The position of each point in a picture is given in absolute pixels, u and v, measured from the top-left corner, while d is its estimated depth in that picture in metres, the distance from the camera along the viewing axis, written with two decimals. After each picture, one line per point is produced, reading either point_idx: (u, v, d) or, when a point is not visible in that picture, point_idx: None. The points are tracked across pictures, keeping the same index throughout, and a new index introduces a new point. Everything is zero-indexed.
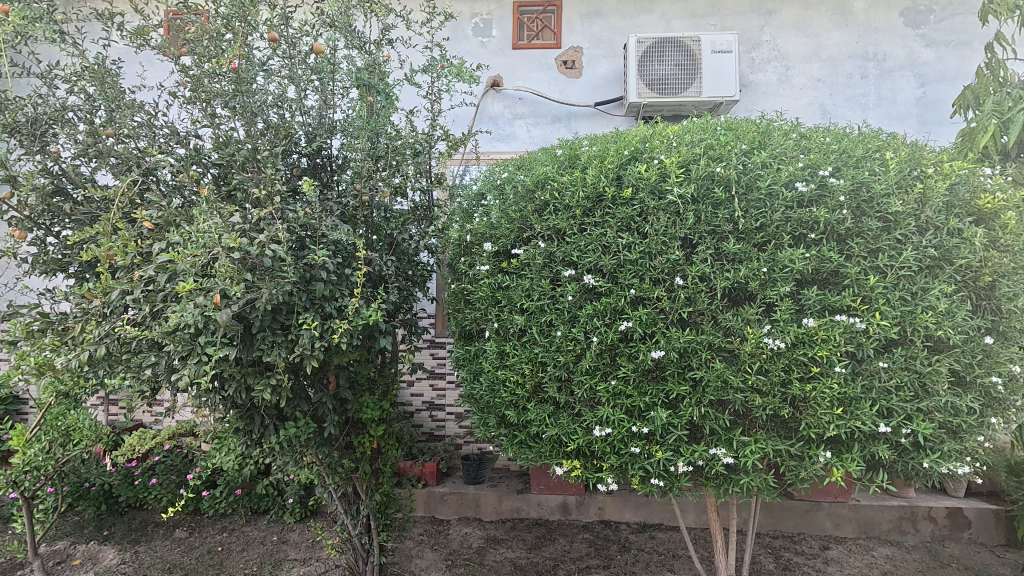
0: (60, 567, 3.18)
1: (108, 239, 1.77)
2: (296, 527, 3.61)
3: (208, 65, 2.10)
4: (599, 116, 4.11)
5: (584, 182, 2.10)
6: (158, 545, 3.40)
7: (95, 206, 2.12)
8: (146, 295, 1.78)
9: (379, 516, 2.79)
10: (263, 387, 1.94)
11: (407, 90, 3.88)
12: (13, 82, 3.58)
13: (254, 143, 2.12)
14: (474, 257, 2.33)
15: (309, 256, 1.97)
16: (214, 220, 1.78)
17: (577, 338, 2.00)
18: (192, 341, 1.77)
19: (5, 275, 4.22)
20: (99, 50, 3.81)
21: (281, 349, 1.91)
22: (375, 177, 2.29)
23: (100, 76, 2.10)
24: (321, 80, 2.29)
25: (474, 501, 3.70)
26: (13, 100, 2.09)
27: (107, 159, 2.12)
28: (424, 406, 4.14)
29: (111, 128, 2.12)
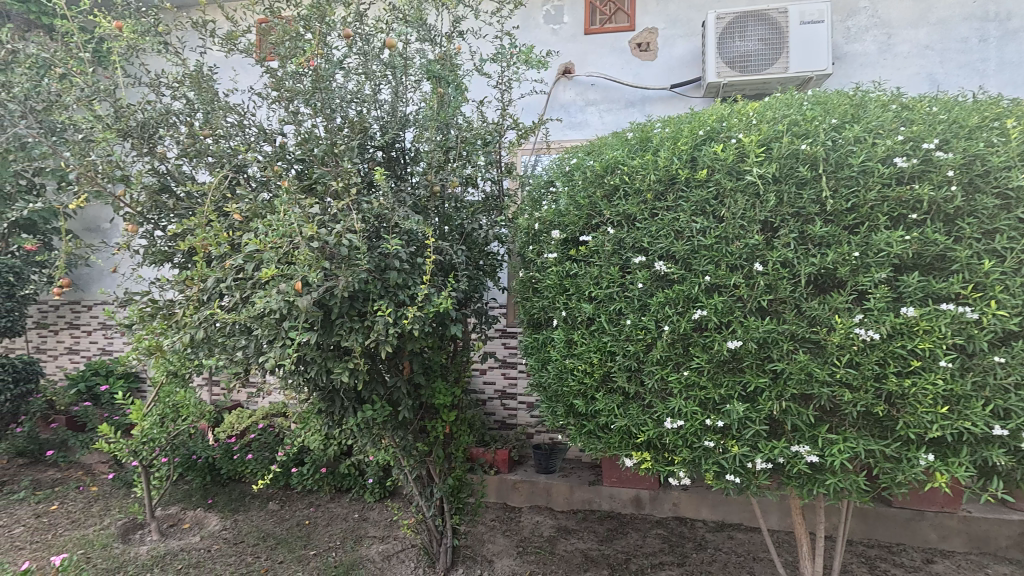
0: (172, 529, 3.53)
1: (203, 230, 1.93)
2: (375, 506, 3.79)
3: (291, 65, 2.23)
4: (674, 99, 3.94)
5: (656, 165, 2.03)
6: (254, 515, 3.69)
7: (195, 202, 2.30)
8: (237, 283, 1.92)
9: (451, 500, 2.87)
10: (342, 370, 2.05)
11: (478, 80, 3.91)
12: (126, 91, 3.98)
13: (332, 138, 2.22)
14: (542, 245, 2.31)
15: (383, 246, 2.04)
16: (295, 211, 1.88)
17: (647, 327, 1.94)
18: (277, 325, 1.90)
19: (124, 267, 4.70)
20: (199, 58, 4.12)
21: (358, 335, 2.00)
22: (446, 168, 2.32)
23: (198, 81, 2.28)
24: (393, 74, 2.36)
25: (546, 490, 3.71)
26: (126, 106, 2.32)
27: (205, 158, 2.30)
28: (496, 394, 4.19)
29: (208, 129, 2.30)
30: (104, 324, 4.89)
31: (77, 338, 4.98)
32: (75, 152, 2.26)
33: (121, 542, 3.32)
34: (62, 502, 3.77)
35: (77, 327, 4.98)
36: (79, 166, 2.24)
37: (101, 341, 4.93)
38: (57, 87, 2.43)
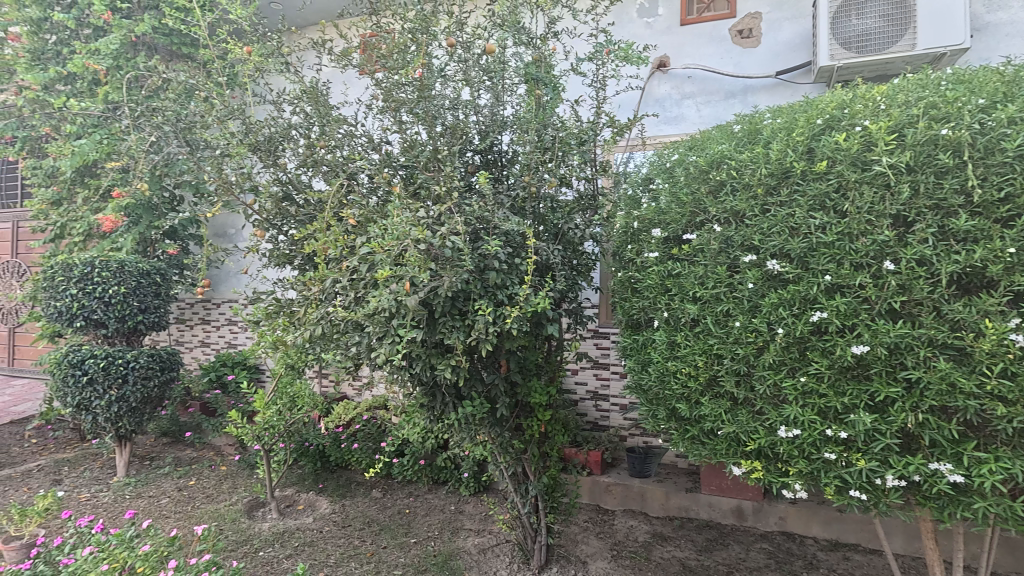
0: (289, 509, 3.85)
1: (323, 234, 2.09)
2: (470, 500, 3.91)
3: (398, 77, 2.36)
4: (780, 87, 3.70)
5: (767, 159, 1.93)
6: (360, 501, 3.94)
7: (313, 208, 2.49)
8: (351, 283, 2.05)
9: (546, 498, 2.90)
10: (445, 367, 2.13)
11: (572, 80, 3.88)
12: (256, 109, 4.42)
13: (435, 144, 2.31)
14: (641, 244, 2.26)
15: (484, 246, 2.10)
16: (404, 215, 1.98)
17: (758, 330, 1.84)
18: (386, 323, 2.01)
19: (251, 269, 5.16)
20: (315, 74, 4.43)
21: (460, 333, 2.07)
22: (543, 168, 2.34)
23: (315, 97, 2.47)
24: (492, 79, 2.42)
25: (640, 495, 3.63)
26: (255, 124, 2.57)
27: (320, 168, 2.48)
28: (588, 395, 4.16)
29: (323, 141, 2.48)
30: (231, 320, 5.43)
31: (208, 332, 5.58)
32: (214, 166, 2.53)
33: (247, 518, 3.67)
34: (198, 478, 4.23)
35: (209, 322, 5.58)
36: (217, 179, 2.50)
37: (228, 335, 5.49)
38: (199, 108, 2.74)
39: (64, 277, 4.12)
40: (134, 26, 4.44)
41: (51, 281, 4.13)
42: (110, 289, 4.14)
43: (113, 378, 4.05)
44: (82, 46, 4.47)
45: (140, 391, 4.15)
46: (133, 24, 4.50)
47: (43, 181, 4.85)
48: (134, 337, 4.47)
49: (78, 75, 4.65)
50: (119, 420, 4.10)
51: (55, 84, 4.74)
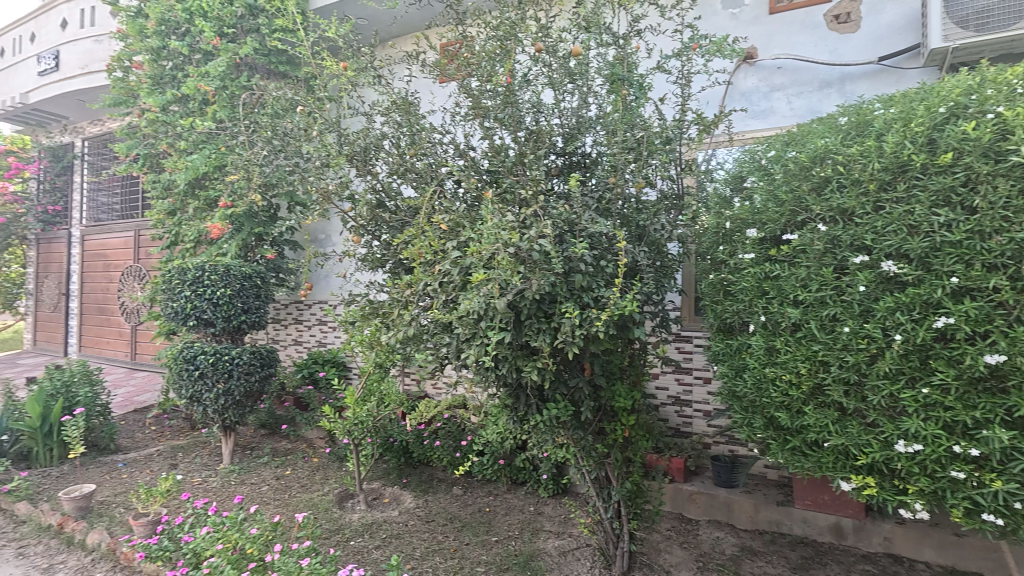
0: (376, 502, 4.03)
1: (418, 239, 2.18)
2: (550, 502, 3.92)
3: (486, 85, 2.43)
4: (883, 73, 3.43)
5: (881, 152, 1.85)
6: (442, 497, 4.05)
7: (404, 215, 2.60)
8: (442, 286, 2.11)
9: (629, 504, 2.85)
10: (531, 369, 2.15)
11: (657, 78, 3.74)
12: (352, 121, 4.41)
13: (520, 148, 2.35)
14: (735, 245, 2.20)
15: (570, 248, 2.09)
16: (493, 219, 2.02)
17: (871, 336, 1.75)
18: (475, 325, 2.05)
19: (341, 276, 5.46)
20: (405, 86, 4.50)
21: (547, 335, 2.08)
22: (627, 169, 2.29)
23: (406, 108, 2.61)
24: (575, 81, 2.45)
25: (727, 506, 3.49)
26: (352, 135, 2.73)
27: (410, 175, 2.58)
28: (669, 400, 4.04)
29: (414, 149, 2.59)
30: (322, 320, 5.79)
31: (301, 331, 5.95)
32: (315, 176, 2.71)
33: (338, 507, 3.87)
34: (294, 468, 4.52)
35: (302, 322, 5.95)
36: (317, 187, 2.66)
37: (319, 334, 5.83)
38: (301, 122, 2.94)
39: (179, 280, 4.54)
40: (238, 49, 4.83)
41: (169, 284, 4.56)
42: (218, 291, 4.52)
43: (220, 373, 4.41)
44: (195, 71, 4.92)
45: (244, 385, 4.49)
46: (238, 47, 4.89)
47: (162, 193, 5.37)
48: (238, 335, 4.84)
49: (191, 97, 5.12)
50: (226, 412, 4.46)
51: (171, 106, 5.23)
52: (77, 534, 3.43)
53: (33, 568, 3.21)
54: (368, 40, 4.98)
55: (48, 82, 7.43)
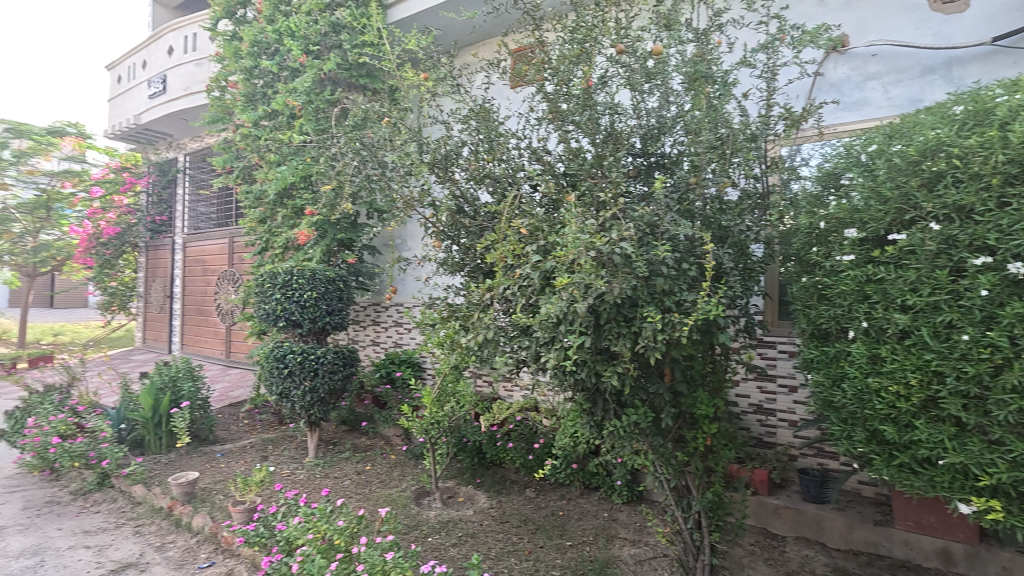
0: (451, 500, 4.11)
1: (499, 244, 2.22)
2: (624, 508, 3.85)
3: (564, 89, 2.45)
4: (997, 55, 3.12)
5: (1005, 143, 1.78)
6: (515, 498, 4.08)
7: (483, 220, 2.66)
8: (521, 290, 2.13)
9: (711, 516, 2.75)
10: (611, 374, 2.12)
11: (740, 74, 3.55)
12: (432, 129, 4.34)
13: (599, 150, 2.35)
14: (832, 246, 2.17)
15: (651, 251, 2.05)
16: (573, 222, 2.01)
17: (995, 345, 1.70)
18: (554, 329, 2.05)
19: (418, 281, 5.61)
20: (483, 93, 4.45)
21: (627, 340, 2.04)
22: (710, 169, 2.22)
23: (484, 116, 2.69)
24: (656, 81, 2.43)
25: (817, 522, 3.28)
26: (434, 143, 2.83)
27: (487, 181, 2.63)
28: (751, 408, 3.86)
29: (492, 155, 2.64)
30: (399, 322, 6.01)
31: (378, 332, 6.20)
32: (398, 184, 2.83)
33: (416, 504, 3.99)
34: (373, 464, 4.70)
35: (379, 323, 6.20)
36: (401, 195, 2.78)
37: (395, 336, 6.06)
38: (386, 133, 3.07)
39: (270, 284, 4.85)
40: (323, 65, 5.11)
41: (261, 287, 4.88)
42: (305, 293, 4.79)
43: (307, 371, 4.67)
44: (284, 87, 5.25)
45: (328, 383, 4.73)
46: (322, 63, 5.17)
47: (254, 203, 5.77)
48: (323, 336, 5.11)
49: (280, 112, 5.46)
50: (311, 408, 4.71)
51: (262, 121, 5.61)
52: (184, 517, 3.74)
53: (148, 546, 3.54)
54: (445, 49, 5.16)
55: (156, 104, 8.19)
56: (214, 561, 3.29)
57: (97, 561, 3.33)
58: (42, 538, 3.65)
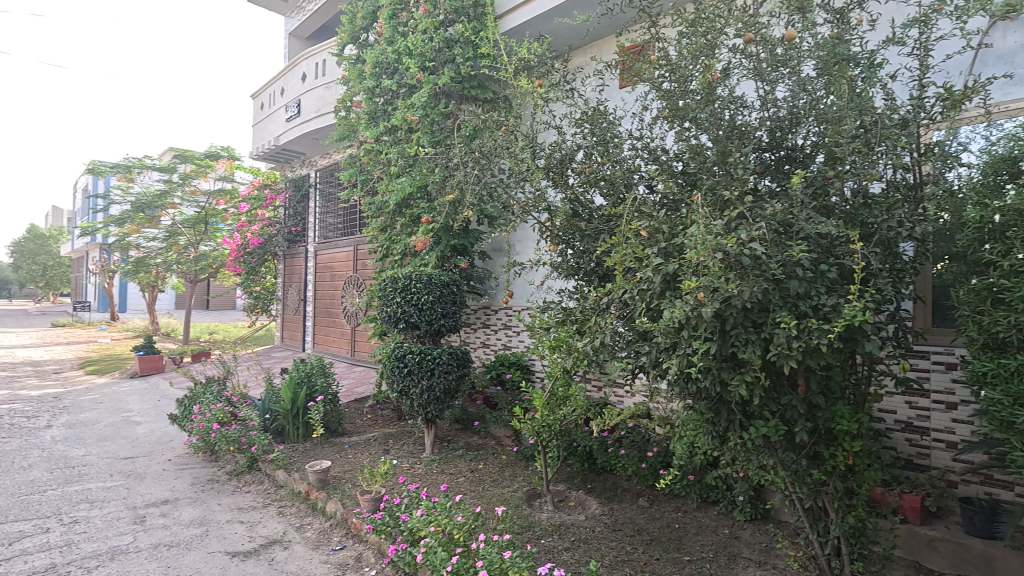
0: (562, 504, 4.11)
1: (620, 247, 2.19)
2: (747, 526, 3.61)
3: (685, 83, 2.36)
4: None
5: None
6: (628, 507, 3.98)
7: (599, 223, 2.65)
8: (641, 294, 2.08)
9: (852, 543, 2.49)
10: (739, 383, 1.99)
11: (885, 53, 3.21)
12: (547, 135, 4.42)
13: (723, 146, 2.23)
14: (1011, 245, 1.89)
15: (786, 252, 1.90)
16: (698, 223, 1.92)
17: None
18: (676, 334, 1.97)
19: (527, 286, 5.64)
20: (598, 96, 4.41)
21: (756, 347, 1.90)
22: (853, 160, 2.02)
23: (596, 118, 2.68)
24: (788, 69, 2.28)
25: (985, 561, 2.85)
26: (549, 147, 2.87)
27: (603, 184, 2.63)
28: (898, 425, 3.45)
29: (608, 157, 2.64)
30: (508, 325, 6.14)
31: (489, 335, 6.38)
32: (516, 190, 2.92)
33: (528, 505, 4.03)
34: (485, 463, 4.83)
35: (489, 326, 6.38)
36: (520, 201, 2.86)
37: (504, 339, 6.19)
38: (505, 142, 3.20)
39: (392, 288, 5.18)
40: (438, 80, 5.37)
41: (384, 291, 5.23)
42: (422, 297, 5.05)
43: (424, 371, 4.91)
44: (402, 103, 5.59)
45: (443, 382, 4.94)
46: (437, 78, 5.43)
47: (376, 213, 6.20)
48: (438, 337, 5.34)
49: (399, 127, 5.81)
50: (428, 406, 4.95)
51: (383, 136, 6.01)
52: (319, 502, 4.09)
53: (290, 525, 3.92)
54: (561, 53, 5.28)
55: (292, 126, 9.09)
56: (345, 545, 3.56)
57: (249, 535, 3.75)
58: (206, 511, 4.18)
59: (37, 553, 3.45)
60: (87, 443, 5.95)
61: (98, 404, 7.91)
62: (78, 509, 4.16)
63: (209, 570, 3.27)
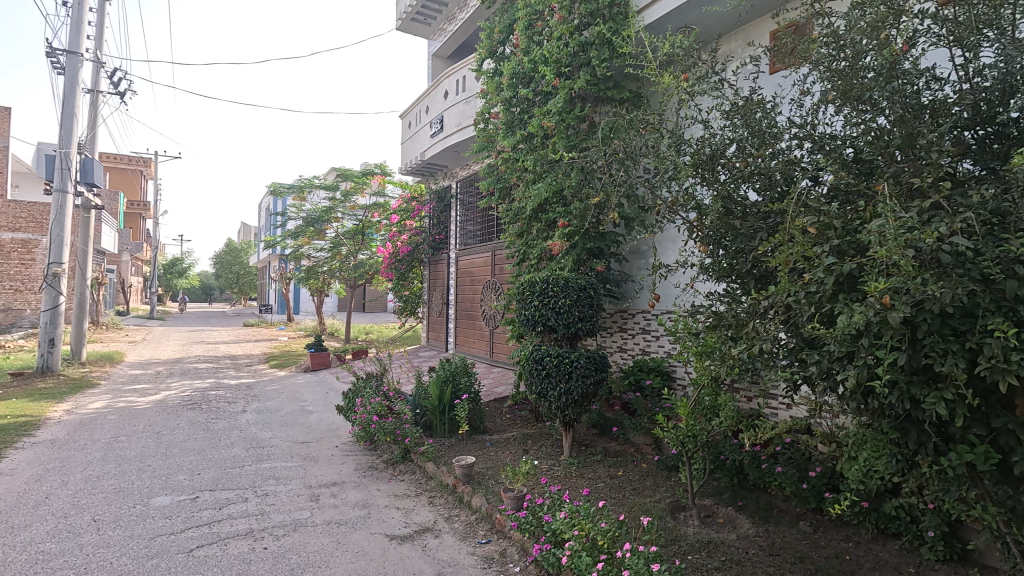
0: (709, 520, 3.87)
1: (784, 247, 2.02)
2: (940, 568, 3.09)
3: (863, 59, 2.19)
4: None
5: None
6: (786, 530, 3.63)
7: (758, 220, 2.54)
8: (809, 298, 1.91)
9: None
10: (935, 401, 1.71)
11: None
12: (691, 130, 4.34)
13: (911, 128, 2.04)
14: None
15: (1002, 247, 1.60)
16: (883, 218, 1.71)
17: None
18: (854, 342, 1.76)
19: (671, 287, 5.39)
20: (750, 84, 4.15)
21: (959, 360, 1.62)
22: None
23: (749, 110, 2.62)
24: (996, 27, 2.00)
25: None
26: (696, 143, 2.81)
27: (758, 179, 2.53)
28: None
29: (761, 150, 2.54)
30: (646, 330, 5.96)
31: (626, 339, 6.24)
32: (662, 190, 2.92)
33: (672, 518, 3.86)
34: (625, 470, 4.73)
35: (626, 330, 6.25)
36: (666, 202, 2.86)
37: (642, 343, 6.02)
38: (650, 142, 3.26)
39: (530, 292, 5.30)
40: (574, 85, 5.39)
41: (522, 295, 5.37)
42: (560, 301, 5.07)
43: (562, 373, 4.92)
44: (539, 111, 5.70)
45: (581, 386, 4.89)
46: (573, 83, 5.45)
47: (513, 219, 6.39)
48: (575, 340, 5.31)
49: (535, 134, 5.93)
50: (566, 409, 4.95)
51: (520, 144, 6.18)
52: (465, 495, 4.31)
53: (440, 515, 4.17)
54: (711, 40, 5.03)
55: (437, 141, 9.74)
56: (490, 540, 3.70)
57: (404, 521, 4.06)
58: (368, 495, 4.61)
59: (239, 519, 4.06)
60: (273, 427, 6.89)
61: (280, 393, 9.14)
62: (268, 484, 4.83)
63: (372, 549, 3.60)
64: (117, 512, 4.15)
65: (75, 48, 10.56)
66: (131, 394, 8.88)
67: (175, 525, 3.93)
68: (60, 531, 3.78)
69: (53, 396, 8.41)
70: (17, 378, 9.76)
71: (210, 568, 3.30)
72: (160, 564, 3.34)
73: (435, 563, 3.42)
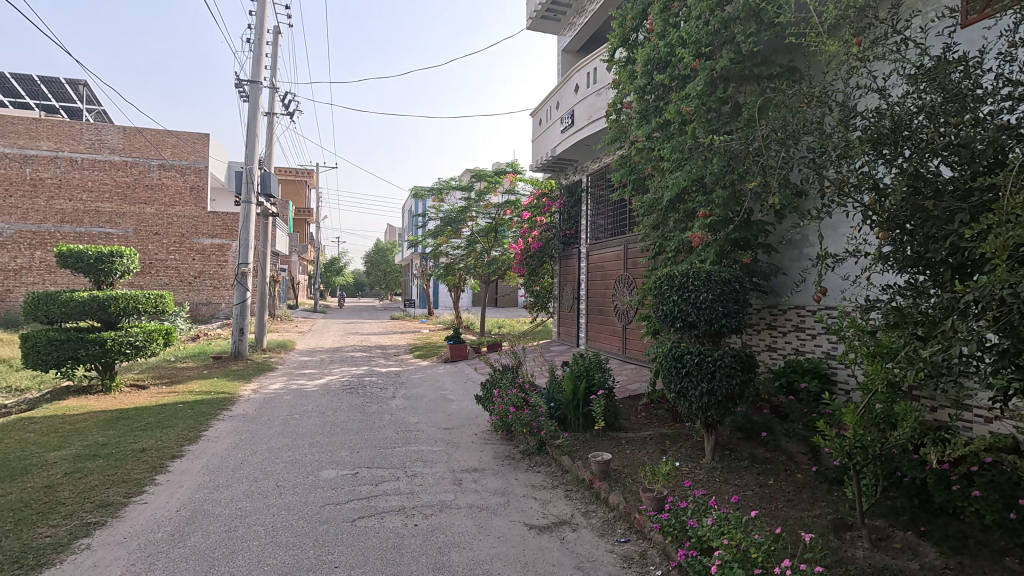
0: (883, 544, 3.42)
1: (997, 231, 1.73)
2: None
3: None
4: None
5: None
6: (985, 566, 3.08)
7: (960, 196, 2.27)
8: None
9: None
10: None
11: None
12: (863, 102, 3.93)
13: None
14: None
15: None
16: None
17: None
18: None
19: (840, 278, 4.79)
20: (944, 41, 3.57)
21: None
22: None
23: (942, 71, 2.39)
24: None
25: None
26: (874, 115, 2.59)
27: (960, 151, 2.29)
28: None
29: (958, 117, 2.31)
30: (799, 327, 5.44)
31: (776, 337, 5.73)
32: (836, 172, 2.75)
33: (835, 537, 3.47)
34: (777, 480, 4.35)
35: (775, 328, 5.74)
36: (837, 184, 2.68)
37: (795, 342, 5.49)
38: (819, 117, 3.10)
39: (668, 286, 5.06)
40: (716, 64, 5.02)
41: (660, 290, 5.15)
42: (701, 296, 4.76)
43: (704, 373, 4.64)
44: (676, 96, 5.40)
45: (726, 387, 4.56)
46: (715, 63, 5.09)
47: (648, 210, 6.17)
48: (718, 338, 4.96)
49: (671, 121, 5.65)
50: (708, 410, 4.66)
51: (655, 133, 5.93)
52: (602, 492, 4.27)
53: (576, 510, 4.18)
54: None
55: (568, 136, 9.74)
56: (629, 539, 3.62)
57: (542, 512, 4.13)
58: (507, 483, 4.77)
59: (393, 496, 4.43)
60: (419, 413, 7.42)
61: (424, 382, 9.82)
62: (417, 466, 5.20)
63: (512, 536, 3.71)
64: (294, 480, 4.75)
65: (256, 78, 12.23)
66: (302, 377, 10.12)
67: (340, 496, 4.40)
68: (253, 493, 4.42)
69: (244, 377, 9.88)
70: (217, 360, 11.60)
71: (370, 538, 3.63)
72: (329, 529, 3.76)
73: (574, 556, 3.43)
